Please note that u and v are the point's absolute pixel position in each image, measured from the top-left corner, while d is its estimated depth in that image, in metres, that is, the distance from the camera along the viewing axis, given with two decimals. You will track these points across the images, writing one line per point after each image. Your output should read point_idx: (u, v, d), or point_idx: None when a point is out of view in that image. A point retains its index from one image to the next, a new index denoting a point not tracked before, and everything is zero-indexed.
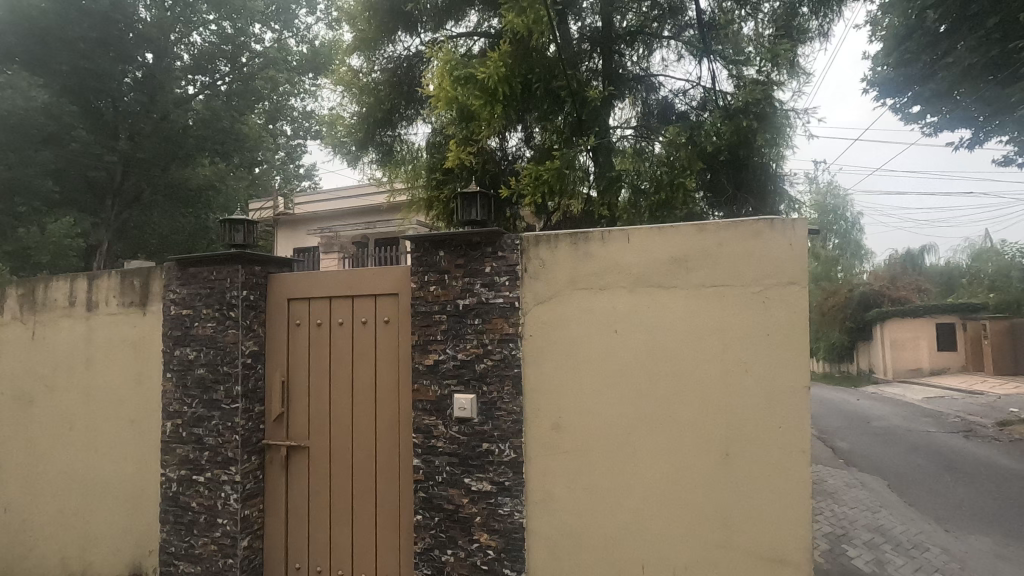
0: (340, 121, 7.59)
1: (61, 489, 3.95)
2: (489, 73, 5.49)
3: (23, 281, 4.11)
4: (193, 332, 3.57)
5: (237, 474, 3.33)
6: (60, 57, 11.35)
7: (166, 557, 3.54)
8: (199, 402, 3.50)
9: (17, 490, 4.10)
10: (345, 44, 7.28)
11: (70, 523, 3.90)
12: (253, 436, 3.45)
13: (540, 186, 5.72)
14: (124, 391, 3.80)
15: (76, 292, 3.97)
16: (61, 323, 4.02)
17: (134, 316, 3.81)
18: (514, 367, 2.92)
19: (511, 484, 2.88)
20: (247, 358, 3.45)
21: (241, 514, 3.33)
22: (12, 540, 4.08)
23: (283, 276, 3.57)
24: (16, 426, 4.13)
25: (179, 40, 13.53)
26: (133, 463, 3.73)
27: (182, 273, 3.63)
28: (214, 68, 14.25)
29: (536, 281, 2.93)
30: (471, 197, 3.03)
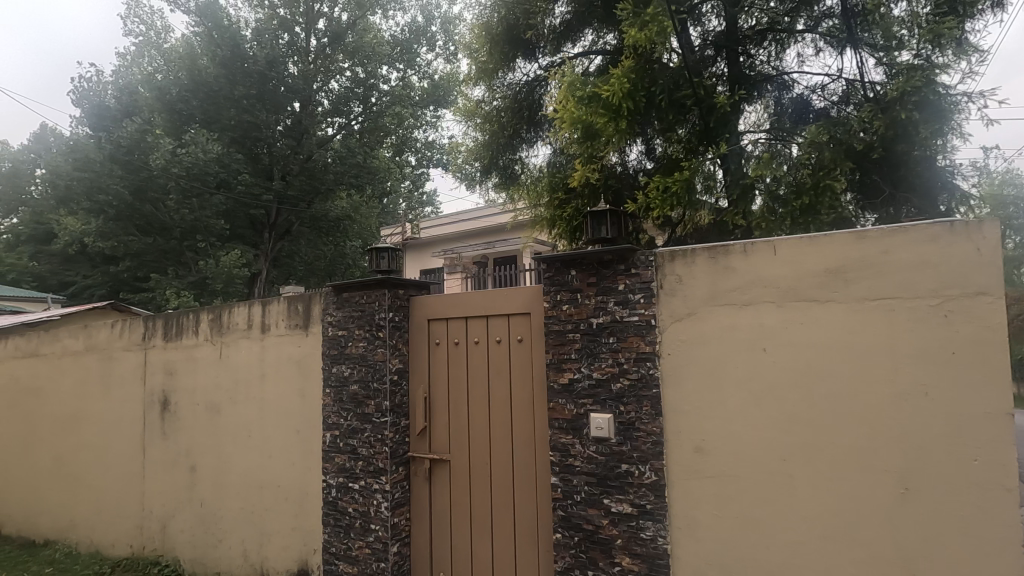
0: (464, 150, 8.02)
1: (242, 490, 4.52)
2: (613, 90, 5.48)
3: (212, 308, 4.83)
4: (347, 350, 3.93)
5: (387, 483, 3.59)
6: (229, 113, 13.41)
7: (327, 556, 3.90)
8: (353, 415, 3.84)
9: (208, 489, 4.74)
10: (467, 78, 7.73)
11: (249, 519, 4.44)
12: (399, 449, 3.70)
13: (669, 199, 5.58)
14: (290, 404, 4.29)
15: (253, 316, 4.57)
16: (241, 343, 4.64)
17: (298, 336, 4.30)
18: (653, 387, 2.84)
19: (653, 508, 2.79)
20: (394, 375, 3.73)
21: (391, 522, 3.58)
22: (203, 533, 4.71)
23: (424, 298, 3.82)
24: (207, 433, 4.81)
25: (321, 88, 15.09)
26: (300, 468, 4.18)
27: (337, 297, 4.04)
28: (349, 109, 15.60)
29: (673, 297, 2.85)
30: (600, 215, 3.04)
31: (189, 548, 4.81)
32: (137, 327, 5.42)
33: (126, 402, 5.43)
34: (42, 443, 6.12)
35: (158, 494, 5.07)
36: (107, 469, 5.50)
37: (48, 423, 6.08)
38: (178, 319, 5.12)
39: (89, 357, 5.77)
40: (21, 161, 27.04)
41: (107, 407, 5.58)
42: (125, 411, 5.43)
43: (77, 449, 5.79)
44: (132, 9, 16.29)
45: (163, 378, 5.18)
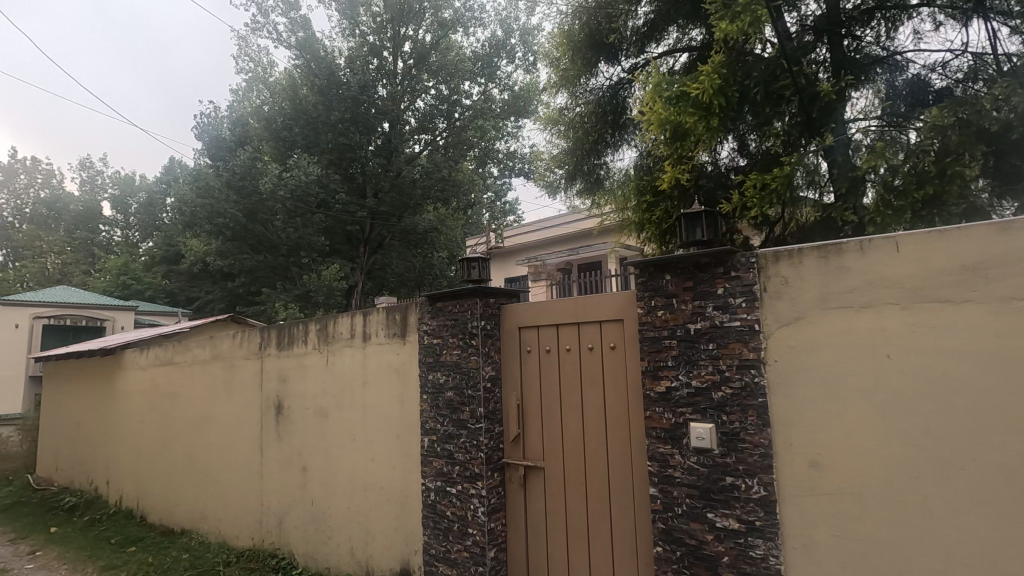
0: (548, 158, 8.07)
1: (348, 490, 4.79)
2: (703, 87, 5.29)
3: (318, 319, 5.18)
4: (442, 358, 4.06)
5: (484, 488, 3.66)
6: (327, 137, 14.48)
7: (428, 557, 4.03)
8: (449, 421, 3.95)
9: (318, 488, 5.07)
10: (549, 88, 7.78)
11: (355, 518, 4.69)
12: (494, 455, 3.75)
13: (768, 197, 5.28)
14: (391, 409, 4.50)
15: (355, 326, 4.85)
16: (345, 351, 4.94)
17: (396, 345, 4.51)
18: (759, 396, 2.67)
19: (763, 524, 2.61)
20: (487, 382, 3.80)
21: (488, 527, 3.64)
22: (314, 529, 5.04)
23: (515, 306, 3.87)
24: (316, 436, 5.15)
25: (408, 107, 15.81)
26: (400, 471, 4.37)
27: (432, 307, 4.19)
28: (434, 126, 16.23)
29: (779, 300, 2.68)
30: (695, 217, 2.93)
31: (302, 543, 5.16)
32: (255, 337, 5.93)
33: (246, 406, 5.95)
34: (178, 442, 6.85)
35: (274, 491, 5.50)
36: (231, 466, 6.06)
37: (183, 424, 6.80)
38: (289, 330, 5.55)
39: (215, 365, 6.39)
40: (155, 192, 30.66)
41: (231, 410, 6.15)
42: (245, 414, 5.95)
43: (207, 448, 6.42)
44: (243, 49, 18.04)
45: (277, 385, 5.62)
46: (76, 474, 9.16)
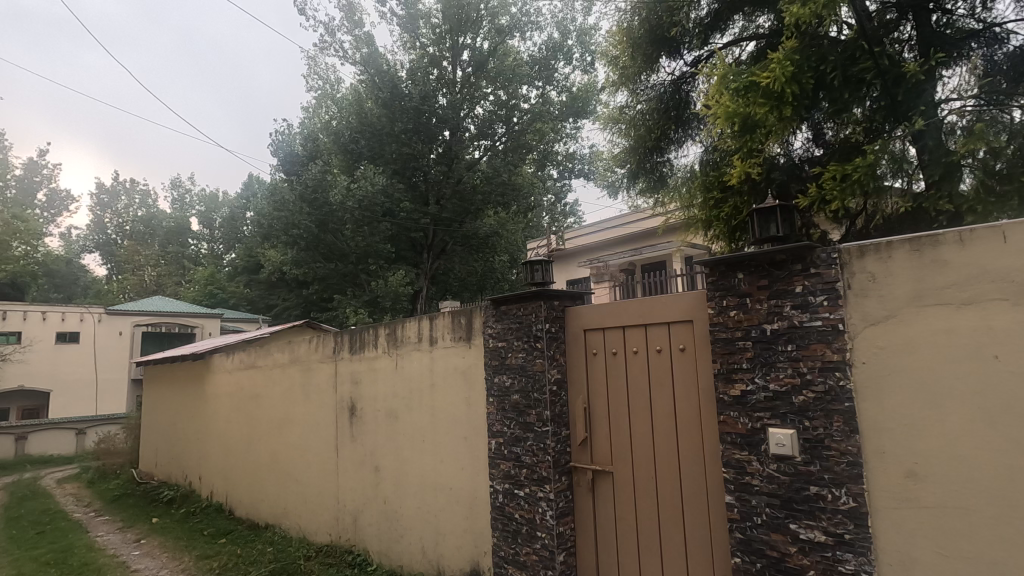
0: (609, 157, 7.98)
1: (419, 490, 4.91)
2: (774, 76, 5.04)
3: (387, 323, 5.36)
4: (507, 361, 4.09)
5: (551, 492, 3.63)
6: (391, 147, 15.04)
7: (497, 559, 4.05)
8: (516, 424, 3.95)
9: (390, 488, 5.22)
10: (609, 87, 7.69)
11: (426, 518, 4.80)
12: (561, 458, 3.73)
13: (849, 188, 4.94)
14: (458, 412, 4.58)
15: (422, 330, 4.98)
16: (413, 355, 5.08)
17: (462, 348, 4.59)
18: (845, 401, 2.50)
19: (854, 538, 2.43)
20: (553, 385, 3.78)
21: (557, 530, 3.61)
22: (387, 527, 5.19)
23: (580, 309, 3.84)
24: (388, 437, 5.31)
25: (468, 114, 16.06)
26: (469, 473, 4.43)
27: (496, 310, 4.23)
28: (494, 131, 16.43)
29: (866, 299, 2.51)
30: (768, 212, 2.79)
31: (376, 540, 5.32)
32: (329, 342, 6.22)
33: (322, 408, 6.24)
34: (262, 441, 7.28)
35: (349, 490, 5.72)
36: (309, 465, 6.36)
37: (265, 425, 7.23)
38: (360, 334, 5.77)
39: (293, 368, 6.74)
40: (236, 206, 32.90)
41: (308, 412, 6.46)
42: (322, 415, 6.24)
43: (287, 447, 6.78)
44: (313, 68, 19.02)
45: (350, 387, 5.85)
46: (173, 470, 9.95)
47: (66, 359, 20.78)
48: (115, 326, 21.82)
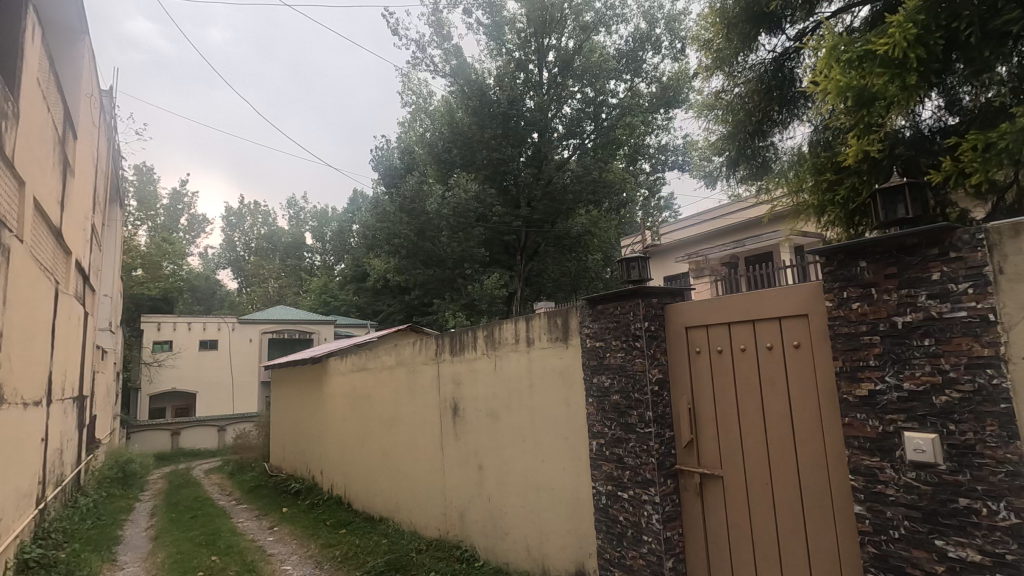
0: (706, 146, 7.63)
1: (522, 489, 4.97)
2: (894, 41, 4.53)
3: (485, 325, 5.49)
4: (606, 361, 4.02)
5: (657, 495, 3.51)
6: (482, 154, 15.47)
7: (603, 562, 3.98)
8: (617, 425, 3.88)
9: (494, 487, 5.33)
10: (703, 73, 7.34)
11: (529, 517, 4.84)
12: (667, 460, 3.59)
13: (994, 158, 4.32)
14: (557, 411, 4.60)
15: (519, 331, 5.05)
16: (511, 355, 5.17)
17: (559, 348, 4.60)
18: (999, 403, 2.19)
19: (1018, 560, 2.11)
20: (654, 385, 3.65)
21: (664, 536, 3.48)
22: (492, 525, 5.30)
23: (681, 306, 3.69)
24: (489, 436, 5.44)
25: (555, 114, 16.08)
26: (571, 473, 4.42)
27: (592, 310, 4.18)
28: (582, 130, 16.31)
29: (1022, 284, 2.19)
30: (894, 192, 2.52)
31: (482, 537, 5.46)
32: (431, 345, 6.49)
33: (427, 408, 6.52)
34: (374, 439, 7.74)
35: (455, 487, 5.92)
36: (417, 462, 6.67)
37: (376, 424, 7.68)
38: (460, 336, 5.96)
39: (400, 370, 7.11)
40: (343, 221, 35.43)
41: (414, 412, 6.78)
42: (427, 415, 6.52)
43: (397, 445, 7.16)
44: (406, 84, 20.01)
45: (452, 387, 6.06)
46: (298, 464, 10.87)
47: (208, 364, 23.50)
48: (246, 333, 24.33)
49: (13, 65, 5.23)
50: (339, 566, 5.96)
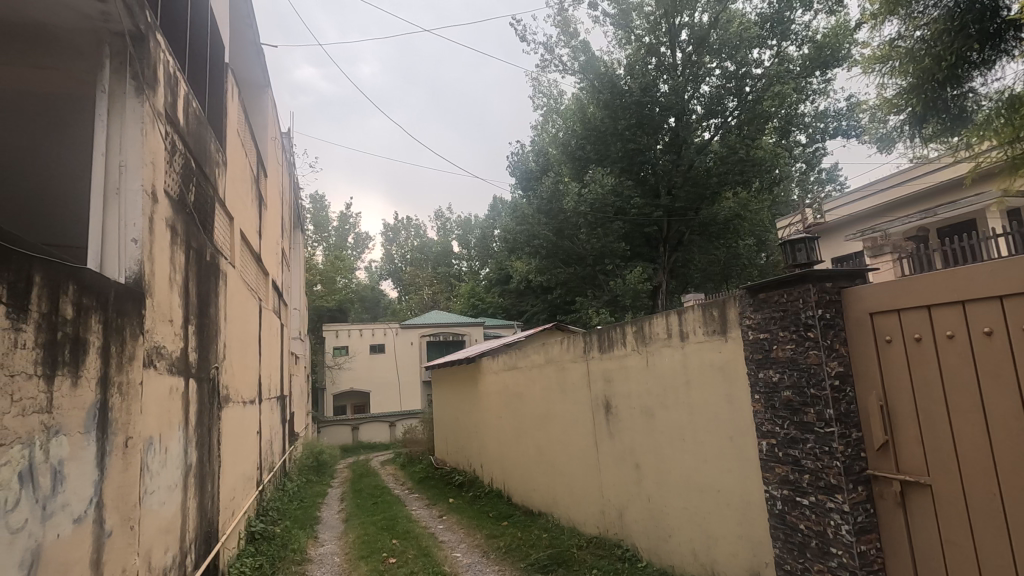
0: (879, 104, 6.65)
1: (684, 490, 4.74)
2: None
3: (635, 321, 5.36)
4: (773, 354, 3.68)
5: (845, 503, 3.11)
6: (617, 146, 15.17)
7: (783, 573, 3.63)
8: (790, 424, 3.53)
9: (653, 487, 5.15)
10: (871, 20, 6.39)
11: (694, 520, 4.60)
12: (855, 465, 3.17)
13: None
14: (719, 409, 4.33)
15: (672, 326, 4.86)
16: (664, 351, 4.98)
17: (718, 342, 4.33)
18: None
19: None
20: (834, 380, 3.25)
21: (858, 549, 3.07)
22: (655, 526, 5.12)
23: (861, 288, 3.25)
24: (645, 434, 5.28)
25: (693, 95, 15.17)
26: (738, 475, 4.12)
27: (754, 299, 3.86)
28: (724, 107, 15.17)
29: None
30: None
31: (644, 537, 5.30)
32: (580, 342, 6.50)
33: (579, 406, 6.53)
34: (529, 436, 7.95)
35: (612, 486, 5.84)
36: (573, 459, 6.71)
37: (530, 421, 7.88)
38: (608, 333, 5.88)
39: (550, 368, 7.23)
40: (486, 227, 37.10)
41: (567, 409, 6.84)
42: (579, 413, 6.54)
43: (551, 442, 7.28)
44: (537, 88, 20.38)
45: (603, 385, 6.00)
46: (460, 458, 11.57)
47: (378, 366, 26.12)
48: (408, 337, 26.60)
49: (221, 121, 6.30)
50: (503, 557, 6.22)
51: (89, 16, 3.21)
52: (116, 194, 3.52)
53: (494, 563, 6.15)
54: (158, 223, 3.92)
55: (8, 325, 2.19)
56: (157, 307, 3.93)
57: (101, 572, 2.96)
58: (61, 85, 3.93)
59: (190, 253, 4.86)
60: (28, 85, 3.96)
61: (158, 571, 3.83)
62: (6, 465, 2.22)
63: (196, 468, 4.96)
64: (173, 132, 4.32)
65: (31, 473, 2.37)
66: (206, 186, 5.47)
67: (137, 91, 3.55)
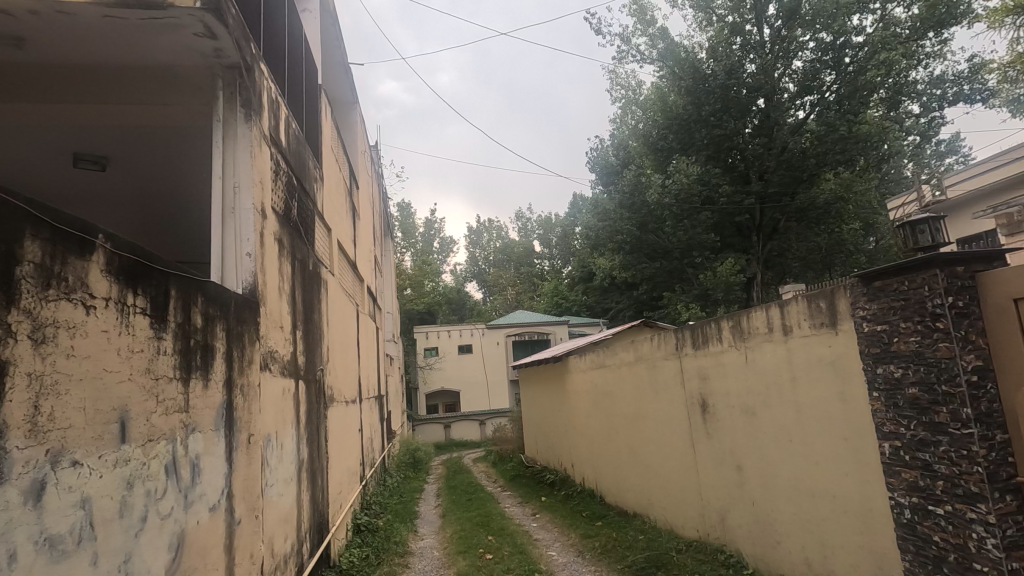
0: (1011, 62, 5.90)
1: (793, 495, 4.43)
2: None
3: (731, 315, 5.10)
4: (893, 348, 3.35)
5: (990, 514, 2.77)
6: (701, 133, 14.59)
7: None
8: (918, 425, 3.19)
9: (758, 490, 4.86)
10: None
11: (807, 527, 4.28)
12: (1001, 471, 2.81)
13: None
14: (831, 408, 4.01)
15: (773, 319, 4.57)
16: (766, 346, 4.69)
17: (827, 336, 4.01)
18: None
19: None
20: (971, 375, 2.90)
21: (1008, 567, 2.71)
22: (761, 532, 4.82)
23: (1000, 272, 2.90)
24: (747, 434, 5.00)
25: (784, 72, 14.19)
26: (857, 479, 3.79)
27: (868, 288, 3.53)
28: (821, 82, 14.08)
29: None
30: None
31: (749, 543, 5.00)
32: (671, 339, 6.29)
33: (673, 405, 6.31)
34: (621, 436, 7.80)
35: (712, 488, 5.58)
36: (668, 460, 6.50)
37: (622, 420, 7.73)
38: (703, 329, 5.64)
39: (640, 366, 7.06)
40: (567, 225, 36.99)
41: (660, 408, 6.64)
42: (673, 412, 6.32)
43: (645, 441, 7.09)
44: (615, 81, 20.01)
45: (699, 382, 5.76)
46: (551, 457, 11.59)
47: (467, 366, 26.82)
48: (494, 337, 27.08)
49: (317, 139, 6.74)
50: (599, 558, 6.14)
51: (205, 55, 3.53)
52: (232, 213, 3.86)
53: (590, 563, 6.08)
54: (268, 237, 4.27)
55: (152, 334, 2.46)
56: (269, 314, 4.27)
57: (233, 558, 3.26)
58: (181, 119, 4.35)
59: (296, 264, 5.24)
60: (154, 122, 4.41)
61: (279, 558, 4.16)
62: (156, 458, 2.50)
63: (307, 464, 5.33)
64: (277, 152, 4.67)
65: (175, 465, 2.65)
66: (307, 201, 5.89)
67: (246, 118, 3.87)
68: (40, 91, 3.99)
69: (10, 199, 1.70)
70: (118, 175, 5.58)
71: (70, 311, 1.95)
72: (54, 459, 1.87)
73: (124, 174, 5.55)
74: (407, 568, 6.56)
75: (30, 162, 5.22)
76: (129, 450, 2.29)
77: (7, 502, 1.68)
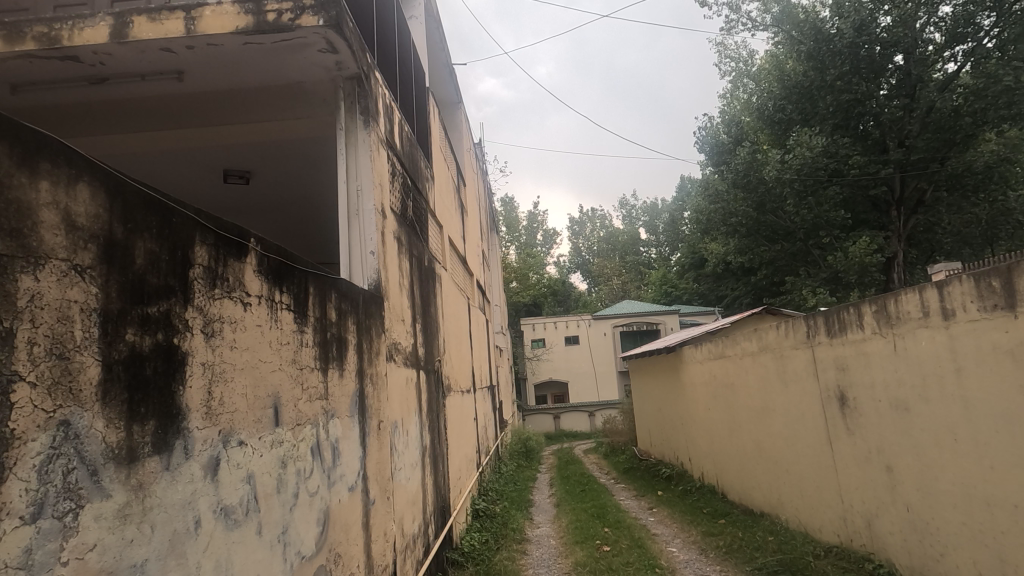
0: None
1: (960, 501, 3.88)
2: None
3: (875, 298, 4.55)
4: None
5: None
6: (827, 99, 13.18)
7: None
8: None
9: (914, 494, 4.32)
10: None
11: (982, 540, 3.72)
12: None
13: None
14: (1013, 403, 3.44)
15: (929, 302, 4.01)
16: (920, 333, 4.13)
17: (1003, 320, 3.45)
18: None
19: None
20: None
21: None
22: (919, 541, 4.28)
23: None
24: (899, 432, 4.45)
25: (928, 21, 12.38)
26: None
27: None
28: (977, 27, 12.09)
29: None
30: None
31: (904, 553, 4.47)
32: (801, 326, 5.79)
33: (806, 397, 5.80)
34: (745, 430, 7.33)
35: (857, 490, 5.05)
36: (801, 457, 5.99)
37: (746, 414, 7.26)
38: (839, 314, 5.11)
39: (766, 356, 6.58)
40: (675, 210, 35.60)
41: (790, 401, 6.14)
42: (806, 405, 5.81)
43: (773, 437, 6.60)
44: (723, 53, 18.75)
45: (836, 373, 5.24)
46: (666, 450, 11.23)
47: (575, 357, 26.77)
48: (601, 328, 26.77)
49: (426, 139, 7.01)
50: (725, 558, 5.83)
51: (328, 69, 3.79)
52: (356, 215, 4.13)
53: (715, 562, 5.80)
54: (388, 235, 4.52)
55: (295, 328, 2.70)
56: (392, 309, 4.53)
57: (370, 536, 3.50)
58: (309, 131, 4.71)
59: (413, 260, 5.52)
60: (285, 136, 4.80)
61: (409, 537, 4.42)
62: (304, 440, 2.75)
63: (430, 449, 5.60)
64: (392, 155, 4.91)
65: (319, 448, 2.89)
66: (420, 198, 6.16)
67: (365, 124, 4.11)
68: (194, 116, 4.50)
69: (183, 210, 1.94)
70: (259, 186, 6.18)
71: (231, 307, 2.18)
72: (225, 438, 2.12)
73: (264, 184, 6.15)
74: (526, 554, 6.69)
75: (189, 179, 5.94)
76: (282, 432, 2.54)
77: (192, 474, 1.92)
